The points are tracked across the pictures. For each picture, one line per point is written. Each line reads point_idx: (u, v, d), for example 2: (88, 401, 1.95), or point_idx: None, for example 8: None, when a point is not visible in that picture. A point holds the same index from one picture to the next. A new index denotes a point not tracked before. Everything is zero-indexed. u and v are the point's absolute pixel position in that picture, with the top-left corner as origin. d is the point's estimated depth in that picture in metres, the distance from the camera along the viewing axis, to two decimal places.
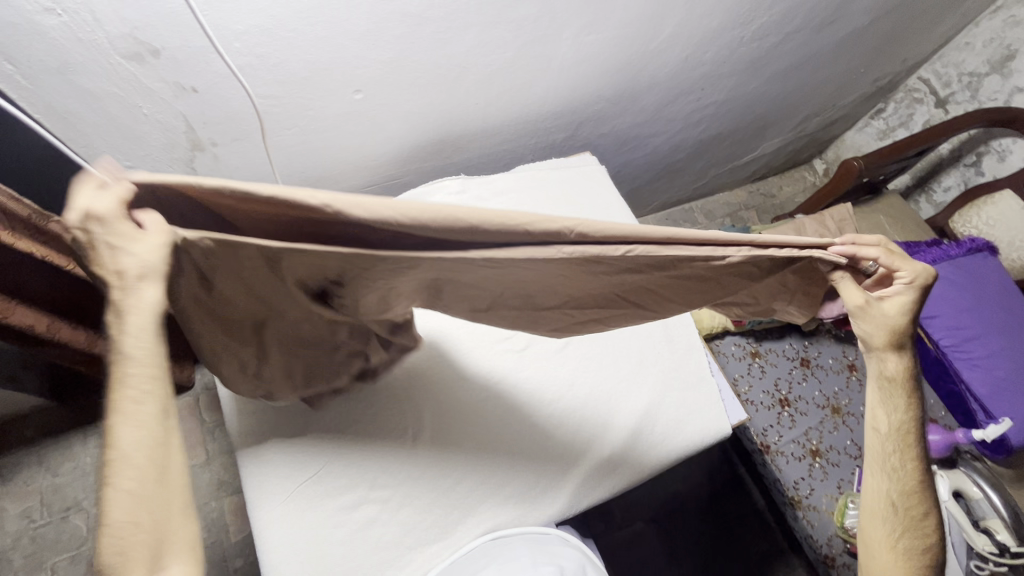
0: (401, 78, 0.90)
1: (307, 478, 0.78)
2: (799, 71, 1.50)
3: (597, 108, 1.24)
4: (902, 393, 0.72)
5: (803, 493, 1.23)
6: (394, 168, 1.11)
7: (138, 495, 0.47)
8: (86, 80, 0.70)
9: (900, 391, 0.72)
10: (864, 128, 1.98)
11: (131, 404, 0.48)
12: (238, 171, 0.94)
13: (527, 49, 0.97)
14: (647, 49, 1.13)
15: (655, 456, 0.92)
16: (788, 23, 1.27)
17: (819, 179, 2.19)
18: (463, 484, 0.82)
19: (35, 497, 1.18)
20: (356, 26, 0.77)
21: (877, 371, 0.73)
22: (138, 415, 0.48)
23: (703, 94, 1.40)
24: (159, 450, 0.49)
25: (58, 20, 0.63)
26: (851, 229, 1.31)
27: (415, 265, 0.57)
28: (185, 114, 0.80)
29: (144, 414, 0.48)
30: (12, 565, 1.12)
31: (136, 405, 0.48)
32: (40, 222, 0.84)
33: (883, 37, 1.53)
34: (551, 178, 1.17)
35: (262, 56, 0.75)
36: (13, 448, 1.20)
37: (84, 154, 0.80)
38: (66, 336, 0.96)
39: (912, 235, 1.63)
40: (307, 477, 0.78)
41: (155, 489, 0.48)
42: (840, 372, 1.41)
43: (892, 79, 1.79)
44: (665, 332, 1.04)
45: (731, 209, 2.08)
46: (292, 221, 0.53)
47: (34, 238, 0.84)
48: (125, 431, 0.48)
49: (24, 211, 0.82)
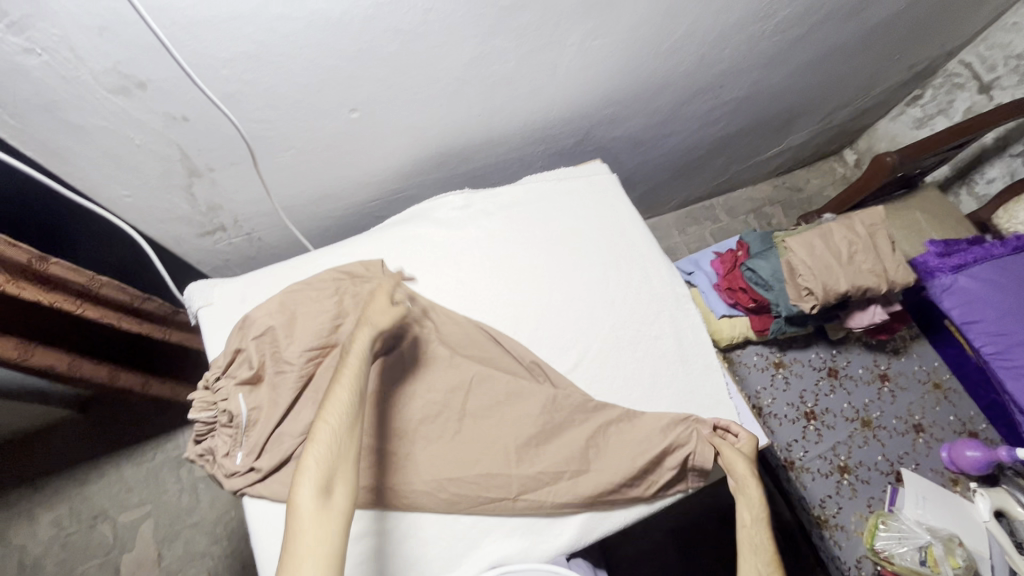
0: (397, 94, 0.86)
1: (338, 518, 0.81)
2: (827, 62, 1.40)
3: (608, 111, 1.19)
4: (752, 485, 0.84)
5: (829, 511, 1.19)
6: (397, 181, 1.08)
7: (326, 451, 0.64)
8: (75, 116, 0.69)
9: (750, 485, 0.84)
10: (898, 117, 1.87)
11: (339, 389, 0.70)
12: (237, 194, 0.92)
13: (530, 57, 0.92)
14: (661, 48, 1.06)
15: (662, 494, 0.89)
16: (815, 14, 1.18)
17: (850, 171, 2.08)
18: (464, 520, 0.83)
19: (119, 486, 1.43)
20: (345, 46, 0.74)
21: (728, 471, 0.88)
22: (341, 397, 0.69)
23: (721, 91, 1.32)
24: (345, 428, 0.67)
25: (39, 59, 0.61)
26: (882, 236, 1.21)
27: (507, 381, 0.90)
28: (179, 142, 0.78)
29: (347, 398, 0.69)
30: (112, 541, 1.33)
31: (344, 395, 0.69)
32: (40, 268, 0.80)
33: (919, 22, 1.41)
34: (558, 188, 1.12)
35: (251, 81, 0.73)
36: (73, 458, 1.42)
37: (82, 187, 0.80)
38: (87, 372, 1.00)
39: (951, 232, 1.53)
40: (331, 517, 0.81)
41: (332, 459, 0.64)
42: (871, 383, 1.34)
43: (929, 64, 1.67)
44: (680, 351, 0.99)
45: (755, 205, 1.99)
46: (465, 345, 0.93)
47: (35, 284, 0.82)
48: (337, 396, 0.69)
49: (22, 257, 0.78)
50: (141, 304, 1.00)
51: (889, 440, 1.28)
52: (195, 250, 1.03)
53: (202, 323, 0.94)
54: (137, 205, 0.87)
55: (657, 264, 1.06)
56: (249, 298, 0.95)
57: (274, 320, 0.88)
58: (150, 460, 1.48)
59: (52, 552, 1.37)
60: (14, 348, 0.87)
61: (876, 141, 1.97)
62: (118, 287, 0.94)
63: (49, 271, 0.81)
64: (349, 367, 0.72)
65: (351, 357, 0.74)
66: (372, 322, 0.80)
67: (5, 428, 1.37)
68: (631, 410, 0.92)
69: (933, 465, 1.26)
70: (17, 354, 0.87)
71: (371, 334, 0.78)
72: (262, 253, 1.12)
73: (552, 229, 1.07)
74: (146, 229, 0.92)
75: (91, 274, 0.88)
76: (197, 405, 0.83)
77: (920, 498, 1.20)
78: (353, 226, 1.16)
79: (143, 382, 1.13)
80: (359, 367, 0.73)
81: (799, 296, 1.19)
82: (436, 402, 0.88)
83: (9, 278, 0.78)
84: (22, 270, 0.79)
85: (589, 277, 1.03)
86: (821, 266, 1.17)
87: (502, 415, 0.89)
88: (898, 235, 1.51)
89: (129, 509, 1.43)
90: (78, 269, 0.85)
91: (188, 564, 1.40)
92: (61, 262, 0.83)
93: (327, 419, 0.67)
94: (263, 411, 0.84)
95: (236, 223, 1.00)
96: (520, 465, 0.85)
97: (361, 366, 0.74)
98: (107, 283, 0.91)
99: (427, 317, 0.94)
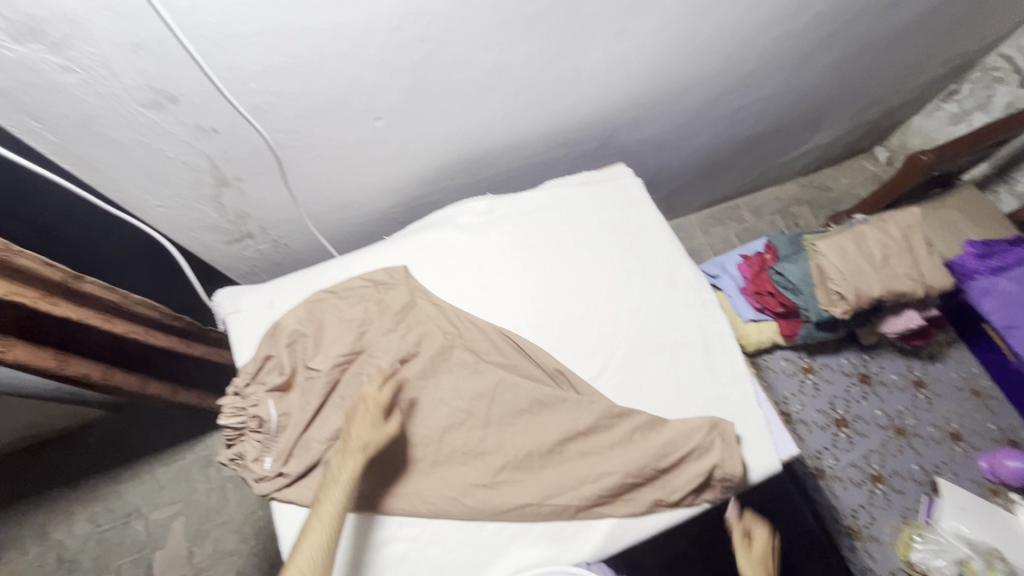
0: (422, 101, 0.86)
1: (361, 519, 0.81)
2: (859, 59, 1.36)
3: (631, 114, 1.17)
4: None
5: (862, 522, 1.16)
6: (420, 188, 1.08)
7: None
8: (110, 130, 0.70)
9: None
10: (933, 112, 1.80)
11: (317, 525, 0.68)
12: (265, 202, 0.94)
13: (554, 62, 0.91)
14: (686, 50, 1.05)
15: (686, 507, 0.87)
16: (846, 11, 1.14)
17: (882, 169, 2.02)
18: (489, 527, 0.83)
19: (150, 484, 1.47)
20: (371, 56, 0.74)
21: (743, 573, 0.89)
22: (318, 537, 0.67)
23: (747, 91, 1.29)
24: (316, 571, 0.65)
25: (75, 77, 0.62)
26: (917, 239, 1.17)
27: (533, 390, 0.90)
28: (209, 154, 0.80)
29: (321, 533, 0.67)
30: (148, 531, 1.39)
31: (320, 527, 0.68)
32: (75, 285, 0.84)
33: (958, 15, 1.36)
34: (581, 193, 1.11)
35: (278, 93, 0.73)
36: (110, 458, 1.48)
37: (117, 198, 0.82)
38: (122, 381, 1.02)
39: (991, 233, 1.46)
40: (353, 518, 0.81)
41: None
42: (905, 390, 1.29)
43: (966, 58, 1.60)
44: (707, 358, 0.97)
45: (782, 205, 1.95)
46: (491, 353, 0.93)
47: (70, 301, 0.84)
48: (312, 532, 0.67)
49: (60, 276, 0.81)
50: (166, 320, 1.04)
51: (925, 448, 1.23)
52: (224, 256, 1.04)
53: (231, 330, 0.95)
54: (169, 215, 0.89)
55: (683, 270, 1.05)
56: (276, 305, 0.97)
57: (303, 327, 0.89)
58: (180, 460, 1.52)
59: (89, 548, 1.42)
60: (52, 359, 0.88)
61: (910, 138, 1.91)
62: (146, 303, 0.99)
63: (83, 288, 0.85)
64: (331, 502, 0.70)
65: (335, 489, 0.72)
66: (359, 447, 0.76)
67: (45, 428, 1.42)
68: (658, 417, 0.90)
69: (972, 475, 1.21)
70: (55, 363, 0.88)
71: (361, 461, 0.75)
72: (288, 259, 1.14)
73: (576, 234, 1.06)
74: (176, 237, 0.94)
75: (121, 292, 0.93)
76: (227, 410, 0.84)
77: (961, 508, 1.15)
78: (377, 232, 1.17)
79: (171, 390, 1.16)
80: (341, 501, 0.71)
81: (830, 301, 1.16)
82: (460, 410, 0.88)
83: (47, 297, 0.80)
84: (60, 288, 0.82)
85: (613, 283, 1.02)
86: (853, 269, 1.13)
87: (526, 423, 0.89)
88: (934, 235, 1.46)
89: (160, 508, 1.47)
90: (109, 287, 0.90)
91: (217, 563, 1.43)
92: (94, 280, 0.87)
93: (299, 556, 0.65)
94: (292, 417, 0.85)
95: (263, 231, 1.01)
96: (547, 473, 0.85)
97: (345, 498, 0.71)
98: (136, 300, 0.96)
99: (450, 326, 0.95)
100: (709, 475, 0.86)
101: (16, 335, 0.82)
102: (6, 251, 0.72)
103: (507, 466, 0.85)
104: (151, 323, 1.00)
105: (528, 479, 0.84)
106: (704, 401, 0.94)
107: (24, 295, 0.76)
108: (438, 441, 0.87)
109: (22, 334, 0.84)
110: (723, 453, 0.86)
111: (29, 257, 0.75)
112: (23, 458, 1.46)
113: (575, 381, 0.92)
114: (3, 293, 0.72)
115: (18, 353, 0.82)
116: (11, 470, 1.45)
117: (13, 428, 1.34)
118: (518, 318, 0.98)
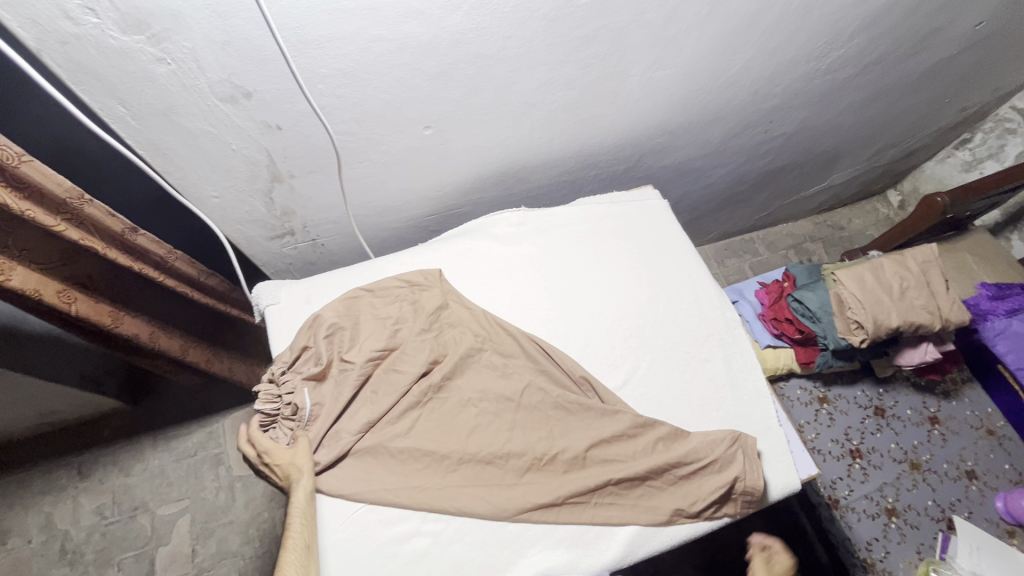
0: (470, 113, 0.91)
1: (388, 512, 0.83)
2: (877, 102, 1.42)
3: (661, 140, 1.23)
4: None
5: (877, 556, 1.15)
6: (456, 198, 1.13)
7: None
8: (187, 120, 0.76)
9: None
10: (946, 159, 1.86)
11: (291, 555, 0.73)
12: (311, 201, 0.98)
13: (595, 85, 0.97)
14: (716, 84, 1.11)
15: (705, 523, 0.87)
16: (867, 56, 1.21)
17: (893, 212, 2.08)
18: (512, 527, 0.83)
19: (160, 477, 1.49)
20: (430, 67, 0.80)
21: None
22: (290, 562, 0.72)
23: (770, 126, 1.35)
24: None
25: (167, 68, 0.68)
26: (935, 273, 1.20)
27: (560, 398, 0.92)
28: (268, 149, 0.85)
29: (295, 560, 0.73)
30: (160, 535, 1.43)
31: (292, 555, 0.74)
32: (130, 237, 0.88)
33: (973, 66, 1.42)
34: (612, 212, 1.15)
35: (342, 96, 0.79)
36: (123, 446, 1.50)
37: (177, 186, 0.86)
38: (163, 345, 1.07)
39: (1004, 276, 1.50)
40: (379, 511, 0.83)
41: None
42: (920, 425, 1.30)
43: (979, 109, 1.66)
44: (729, 376, 0.99)
45: (796, 241, 2.00)
46: (528, 348, 0.97)
47: (123, 254, 0.89)
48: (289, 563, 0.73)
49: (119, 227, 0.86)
50: (204, 280, 1.07)
51: (940, 485, 1.23)
52: (264, 252, 1.08)
53: (269, 321, 0.99)
54: (221, 206, 0.93)
55: (706, 289, 1.08)
56: (313, 298, 1.00)
57: (341, 321, 0.93)
58: (191, 456, 1.52)
59: (93, 540, 1.41)
60: (107, 315, 0.96)
61: (922, 182, 1.97)
62: (189, 261, 1.02)
63: (137, 241, 0.89)
64: (293, 528, 0.77)
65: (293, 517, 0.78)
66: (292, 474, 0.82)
67: (64, 414, 1.44)
68: (681, 429, 0.91)
69: (988, 514, 1.21)
70: (110, 320, 0.96)
71: (300, 482, 0.81)
72: (323, 259, 1.18)
73: (604, 247, 1.10)
74: (225, 230, 0.98)
75: (168, 246, 0.96)
76: (264, 395, 0.86)
77: (974, 548, 1.15)
78: (410, 238, 1.22)
79: (206, 359, 1.19)
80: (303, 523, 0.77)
81: (848, 330, 1.19)
82: (488, 409, 0.91)
83: (108, 247, 0.86)
84: (114, 239, 0.86)
85: (640, 297, 1.05)
86: (873, 299, 1.16)
87: (550, 429, 0.90)
88: (949, 275, 1.49)
89: (168, 503, 1.47)
90: (157, 240, 0.94)
91: (220, 563, 1.42)
92: (147, 234, 0.91)
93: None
94: (325, 407, 0.87)
95: (305, 228, 1.05)
96: (567, 479, 0.86)
97: (302, 522, 0.78)
98: (179, 257, 0.99)
99: (480, 329, 0.98)
100: (732, 487, 0.87)
101: (75, 290, 0.91)
102: (78, 198, 0.78)
103: (528, 466, 0.87)
104: (191, 281, 1.04)
105: (551, 480, 0.86)
106: (725, 419, 0.95)
107: (92, 243, 0.83)
108: (466, 440, 0.88)
109: (82, 288, 0.92)
110: (745, 468, 0.88)
111: (99, 207, 0.81)
112: (38, 444, 1.48)
113: (600, 390, 0.94)
114: (74, 239, 0.80)
115: (80, 306, 0.91)
116: (24, 456, 1.46)
117: (34, 409, 1.37)
118: (545, 326, 1.01)
